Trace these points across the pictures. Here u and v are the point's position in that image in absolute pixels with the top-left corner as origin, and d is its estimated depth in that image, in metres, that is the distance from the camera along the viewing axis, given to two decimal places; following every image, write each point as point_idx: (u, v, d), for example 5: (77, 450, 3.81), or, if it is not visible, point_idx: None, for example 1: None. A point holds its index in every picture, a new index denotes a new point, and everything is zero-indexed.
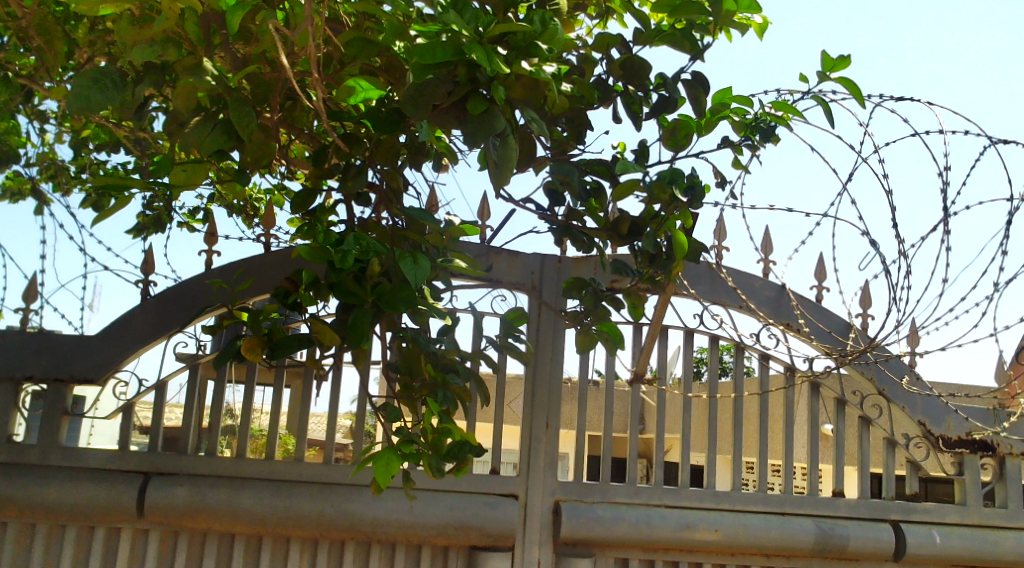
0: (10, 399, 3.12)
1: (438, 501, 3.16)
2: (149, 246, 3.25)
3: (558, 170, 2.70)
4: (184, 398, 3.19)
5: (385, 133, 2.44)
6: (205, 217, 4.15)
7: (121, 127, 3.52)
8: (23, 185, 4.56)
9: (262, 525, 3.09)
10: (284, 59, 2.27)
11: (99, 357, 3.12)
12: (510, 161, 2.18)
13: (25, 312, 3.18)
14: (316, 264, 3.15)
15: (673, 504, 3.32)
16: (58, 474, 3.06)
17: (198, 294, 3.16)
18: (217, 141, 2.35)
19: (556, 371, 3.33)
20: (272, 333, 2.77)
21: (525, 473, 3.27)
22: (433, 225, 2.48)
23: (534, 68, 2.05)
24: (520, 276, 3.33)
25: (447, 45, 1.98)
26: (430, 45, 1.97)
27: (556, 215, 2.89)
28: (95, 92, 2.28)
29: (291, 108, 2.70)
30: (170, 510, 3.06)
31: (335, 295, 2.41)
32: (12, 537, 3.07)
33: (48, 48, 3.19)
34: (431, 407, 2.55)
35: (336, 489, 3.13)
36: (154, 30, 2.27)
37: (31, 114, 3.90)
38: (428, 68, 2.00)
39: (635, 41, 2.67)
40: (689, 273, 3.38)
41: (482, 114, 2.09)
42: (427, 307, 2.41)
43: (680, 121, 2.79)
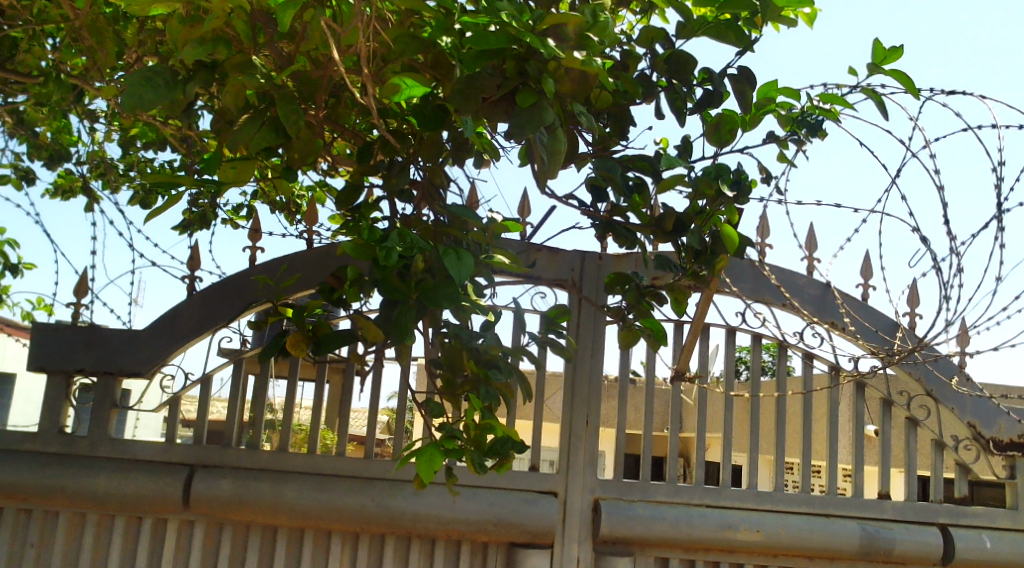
0: (62, 390, 3.19)
1: (478, 497, 3.17)
2: (194, 242, 3.30)
3: (601, 166, 2.69)
4: (229, 392, 3.24)
5: (430, 130, 2.48)
6: (249, 214, 4.23)
7: (168, 126, 3.61)
8: (74, 184, 4.69)
9: (304, 518, 3.13)
10: (334, 57, 2.30)
11: (147, 351, 3.18)
12: (558, 153, 2.18)
13: (76, 307, 3.25)
14: (359, 260, 3.18)
15: (714, 503, 3.29)
16: (107, 466, 3.13)
17: (244, 290, 3.20)
18: (264, 137, 2.37)
19: (595, 369, 3.33)
20: (316, 329, 2.80)
21: (564, 470, 3.26)
22: (476, 222, 2.52)
23: (583, 58, 2.06)
24: (561, 272, 3.32)
25: (505, 35, 2.02)
26: (483, 35, 2.02)
27: (599, 211, 2.88)
28: (148, 91, 2.32)
29: (335, 105, 2.74)
30: (215, 503, 3.11)
31: (380, 290, 2.42)
32: (63, 527, 3.15)
33: (100, 49, 3.29)
34: (474, 404, 2.57)
35: (379, 484, 3.16)
36: (204, 29, 2.31)
37: (82, 113, 4.01)
38: (483, 56, 2.06)
39: (678, 35, 2.67)
40: (732, 270, 3.35)
41: (531, 107, 2.11)
42: (471, 304, 2.39)
43: (724, 116, 2.77)
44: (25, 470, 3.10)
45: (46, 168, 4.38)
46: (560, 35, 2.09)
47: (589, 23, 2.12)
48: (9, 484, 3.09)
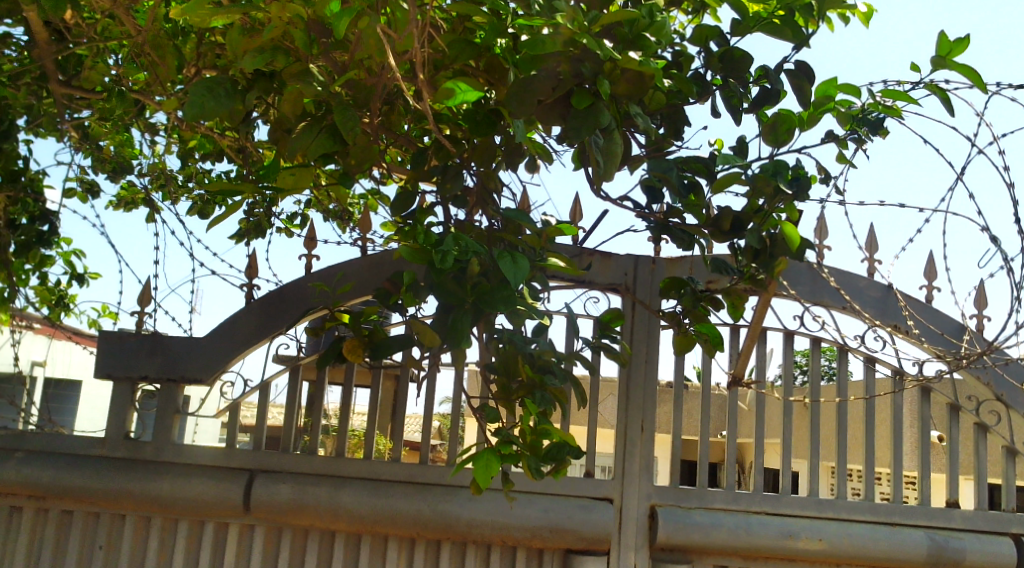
0: (127, 397, 3.27)
1: (534, 503, 3.16)
2: (252, 250, 3.35)
3: (655, 167, 2.67)
4: (287, 398, 3.28)
5: (482, 135, 2.49)
6: (304, 222, 4.30)
7: (225, 138, 3.71)
8: (136, 196, 4.81)
9: (361, 523, 3.15)
10: (390, 63, 2.32)
11: (207, 357, 3.23)
12: (613, 158, 2.16)
13: (140, 315, 3.33)
14: (415, 266, 3.20)
15: (774, 511, 3.23)
16: (170, 470, 3.19)
17: (302, 297, 3.24)
18: (323, 145, 2.40)
19: (650, 374, 3.30)
20: (373, 335, 2.83)
21: (620, 476, 3.24)
22: (530, 225, 2.54)
23: (639, 58, 2.06)
24: (614, 277, 3.29)
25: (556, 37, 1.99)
26: (534, 39, 2.01)
27: (654, 213, 2.85)
28: (211, 102, 2.37)
29: (389, 112, 2.77)
30: (275, 507, 3.15)
31: (437, 295, 2.43)
32: (129, 530, 3.22)
33: (161, 63, 3.38)
34: (529, 409, 2.59)
35: (436, 489, 3.17)
36: (263, 39, 2.35)
37: (143, 127, 4.13)
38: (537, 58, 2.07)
39: (733, 33, 2.64)
40: (789, 273, 3.29)
41: (587, 109, 2.12)
42: (527, 308, 2.40)
43: (781, 116, 2.72)
44: (92, 474, 3.17)
45: (110, 181, 4.51)
46: (615, 35, 2.12)
47: (645, 22, 2.10)
48: (77, 488, 3.17)
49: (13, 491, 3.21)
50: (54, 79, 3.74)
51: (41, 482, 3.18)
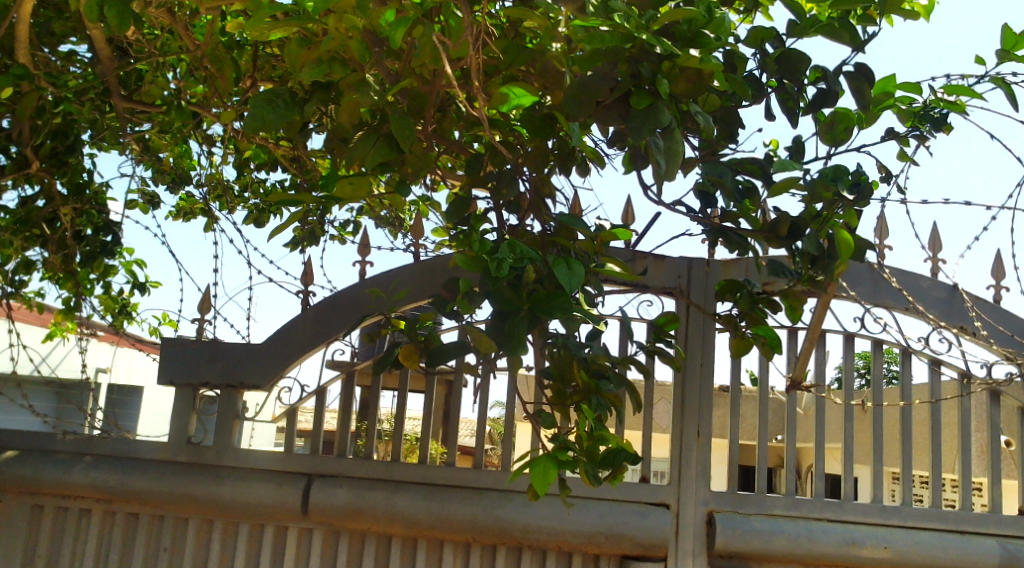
0: (189, 402, 3.34)
1: (590, 508, 3.14)
2: (308, 258, 3.40)
3: (710, 170, 2.63)
4: (343, 403, 3.32)
5: (538, 138, 2.49)
6: (356, 230, 4.36)
7: (280, 148, 3.85)
8: (195, 206, 4.92)
9: (418, 528, 3.17)
10: (445, 70, 2.34)
11: (266, 364, 3.28)
12: (676, 156, 2.15)
13: (200, 323, 3.39)
14: (470, 271, 3.21)
15: (836, 517, 3.17)
16: (230, 475, 3.24)
17: (358, 303, 3.27)
18: (380, 153, 2.42)
19: (706, 379, 3.26)
20: (427, 341, 2.85)
21: (676, 482, 3.20)
22: (584, 230, 2.51)
23: (701, 55, 2.03)
24: (668, 280, 3.26)
25: (620, 35, 2.01)
26: (599, 35, 2.00)
27: (708, 217, 2.80)
28: (271, 112, 2.40)
29: (441, 119, 2.79)
30: (334, 511, 3.18)
31: (492, 302, 2.42)
32: (193, 533, 3.29)
33: (220, 75, 3.45)
34: (584, 415, 2.57)
35: (492, 494, 3.17)
36: (322, 50, 2.39)
37: (201, 139, 4.23)
38: (596, 58, 2.08)
39: (789, 34, 2.60)
40: (849, 274, 3.22)
41: (647, 109, 2.10)
42: (583, 314, 2.38)
43: (839, 115, 2.68)
44: (157, 478, 3.24)
45: (169, 192, 4.61)
46: (675, 34, 2.11)
47: (704, 19, 2.09)
48: (142, 491, 3.24)
49: (81, 494, 3.29)
50: (117, 94, 3.84)
51: (108, 486, 3.26)
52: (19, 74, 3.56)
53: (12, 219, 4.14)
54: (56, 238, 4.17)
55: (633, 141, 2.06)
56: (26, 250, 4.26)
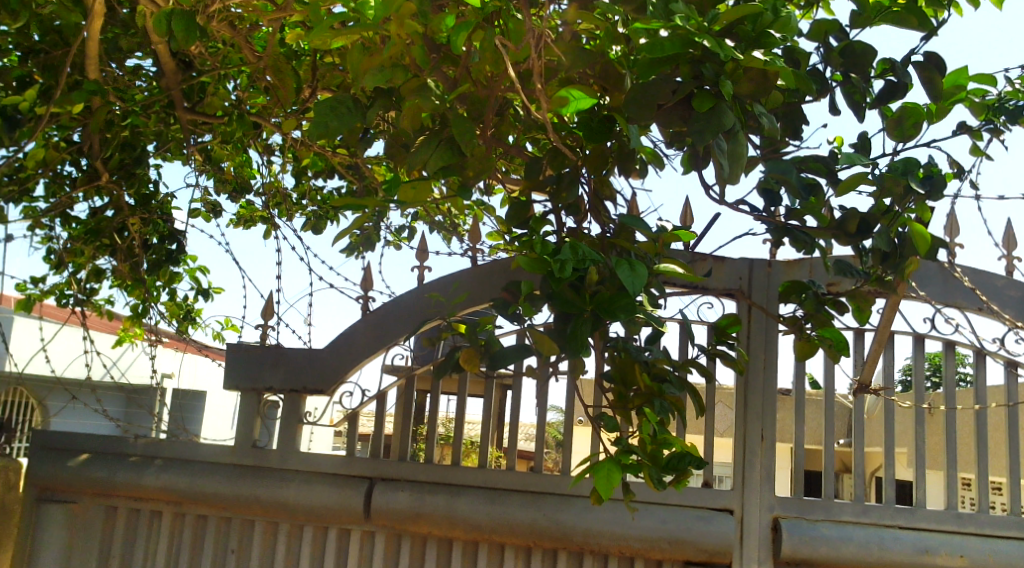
0: (254, 407, 3.38)
1: (653, 513, 3.11)
2: (368, 263, 3.43)
3: (773, 169, 2.58)
4: (403, 408, 3.33)
5: (596, 142, 2.47)
6: (412, 234, 4.39)
7: (338, 156, 3.89)
8: (255, 214, 5.00)
9: (478, 532, 3.17)
10: (508, 73, 2.34)
11: (328, 369, 3.32)
12: (741, 158, 2.10)
13: (264, 328, 3.45)
14: (531, 274, 3.19)
15: (907, 525, 3.08)
16: (294, 478, 3.29)
17: (418, 307, 3.28)
18: (442, 157, 2.43)
19: (769, 382, 3.19)
20: (489, 345, 2.85)
21: (740, 487, 3.15)
22: (645, 231, 2.49)
23: (764, 58, 2.01)
24: (728, 281, 3.20)
25: (680, 40, 1.98)
26: (656, 42, 1.99)
27: (773, 216, 2.75)
28: (334, 120, 2.43)
29: (500, 122, 2.79)
30: (395, 515, 3.20)
31: (554, 305, 2.41)
32: (259, 535, 3.34)
33: (281, 86, 3.49)
34: (649, 418, 2.55)
35: (553, 499, 3.15)
36: (384, 57, 2.41)
37: (261, 149, 4.32)
38: (656, 65, 2.07)
39: (852, 26, 2.56)
40: (918, 274, 3.14)
41: (709, 111, 2.06)
42: (647, 317, 2.37)
43: (907, 110, 2.61)
44: (224, 481, 3.30)
45: (231, 201, 4.70)
46: (738, 34, 2.06)
47: (769, 18, 2.06)
48: (211, 493, 3.31)
49: (152, 496, 3.37)
50: (181, 106, 3.96)
51: (178, 488, 3.33)
52: (91, 90, 3.55)
53: (83, 230, 4.25)
54: (125, 247, 4.28)
55: (696, 144, 2.03)
56: (97, 259, 4.38)
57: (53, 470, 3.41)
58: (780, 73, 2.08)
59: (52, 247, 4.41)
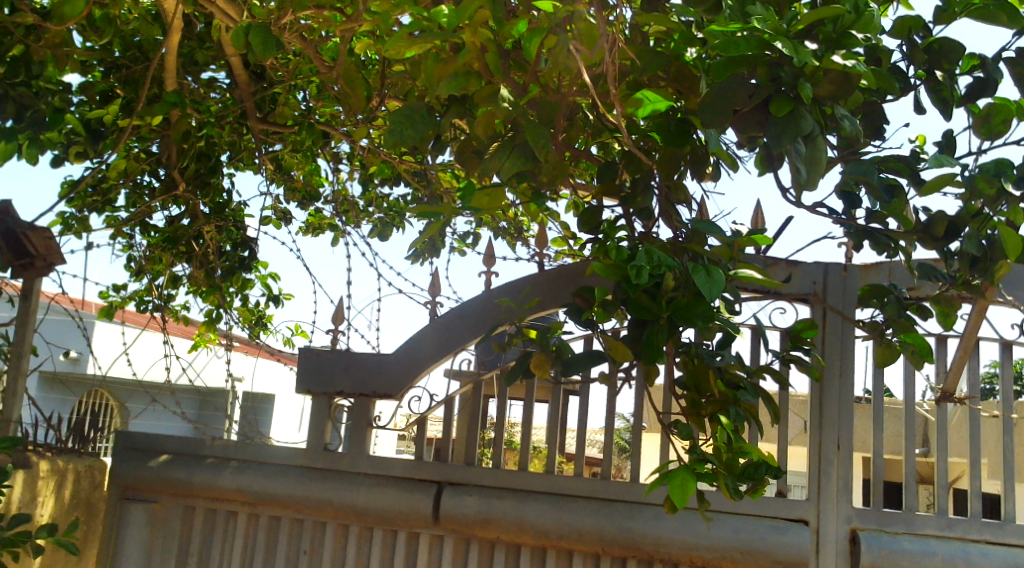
0: (324, 411, 3.41)
1: (725, 522, 3.05)
2: (436, 269, 3.44)
3: (854, 170, 2.51)
4: (471, 413, 3.33)
5: (675, 147, 2.42)
6: (476, 240, 4.41)
7: (406, 164, 3.93)
8: (323, 221, 5.08)
9: (547, 538, 3.15)
10: (583, 77, 2.31)
11: (397, 374, 3.33)
12: (817, 163, 2.05)
13: (335, 334, 3.49)
14: (601, 280, 3.16)
15: (993, 540, 2.97)
16: (364, 482, 3.32)
17: (486, 313, 3.28)
18: (515, 164, 2.41)
19: (846, 389, 3.10)
20: (560, 350, 2.82)
21: (815, 497, 3.06)
22: (720, 235, 2.44)
23: (844, 61, 1.96)
24: (802, 286, 3.13)
25: (757, 42, 1.94)
26: (732, 43, 1.94)
27: (853, 219, 2.67)
28: (408, 128, 2.44)
29: (570, 127, 2.77)
30: (464, 519, 3.21)
31: (629, 311, 2.38)
32: (330, 537, 3.38)
33: (353, 95, 3.53)
34: (724, 426, 2.48)
35: (623, 507, 3.11)
36: (457, 65, 2.41)
37: (330, 157, 4.40)
38: (733, 65, 2.02)
39: (937, 22, 2.48)
40: (1005, 278, 3.02)
41: (787, 115, 2.03)
42: (723, 323, 2.34)
43: (996, 107, 2.51)
44: (296, 484, 3.35)
45: (301, 208, 4.79)
46: (818, 36, 2.00)
47: (851, 18, 1.99)
48: (284, 495, 3.36)
49: (228, 496, 3.44)
50: (253, 117, 4.05)
51: (253, 490, 3.39)
52: (172, 102, 3.58)
53: (162, 238, 4.36)
54: (201, 254, 4.38)
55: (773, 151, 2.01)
56: (174, 266, 4.49)
57: (136, 470, 3.51)
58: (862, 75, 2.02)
59: (133, 255, 4.53)
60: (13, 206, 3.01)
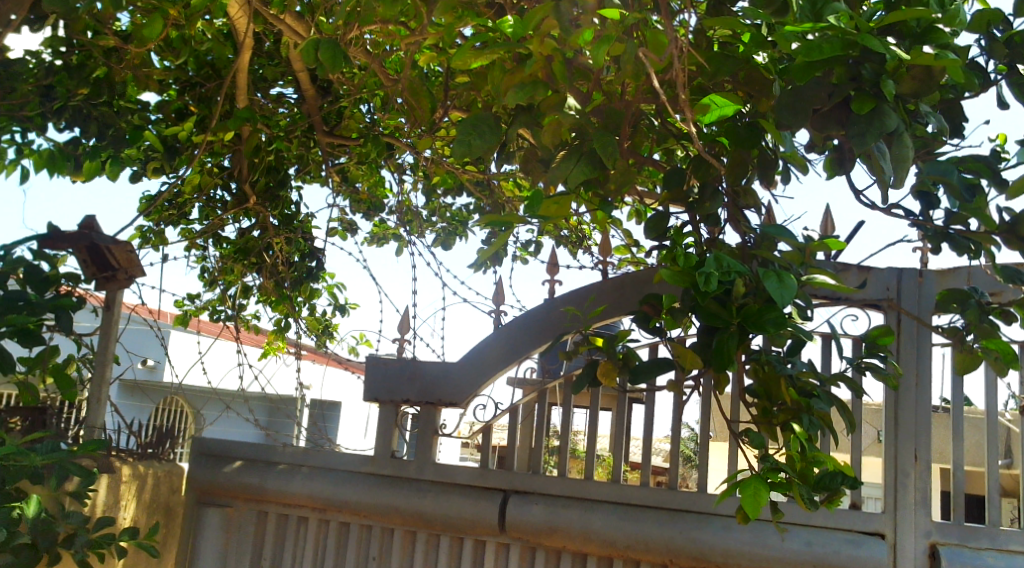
0: (391, 418, 3.46)
1: (798, 534, 2.99)
2: (500, 278, 3.46)
3: (932, 170, 2.44)
4: (537, 422, 3.33)
5: (745, 150, 2.39)
6: (538, 249, 4.42)
7: (469, 173, 3.96)
8: (387, 232, 5.15)
9: (614, 548, 3.13)
10: (652, 84, 2.30)
11: (463, 382, 3.35)
12: (906, 163, 2.00)
13: (401, 342, 3.53)
14: (667, 287, 3.13)
15: None
16: (431, 489, 3.34)
17: (552, 321, 3.28)
18: (583, 172, 2.41)
19: (923, 399, 3.01)
20: (626, 358, 2.82)
21: (892, 510, 2.98)
22: (791, 240, 2.40)
23: (934, 53, 1.92)
24: (875, 292, 3.06)
25: (837, 40, 1.91)
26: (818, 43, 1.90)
27: (931, 221, 2.59)
28: (476, 138, 2.46)
29: (636, 133, 2.76)
30: (530, 527, 3.21)
31: (698, 318, 2.36)
32: (398, 543, 3.42)
33: (418, 106, 3.58)
34: (797, 435, 2.43)
35: (692, 517, 3.08)
36: (525, 75, 2.42)
37: (394, 168, 4.47)
38: (811, 67, 1.99)
39: (1017, 15, 2.41)
40: None
41: (870, 113, 1.98)
42: (796, 329, 2.29)
43: None
44: (366, 491, 3.40)
45: (366, 219, 4.86)
46: (903, 31, 2.00)
47: (936, 13, 1.99)
48: (353, 501, 3.41)
49: (299, 502, 3.51)
50: (320, 130, 4.14)
51: (324, 496, 3.45)
52: (245, 116, 3.68)
53: (234, 249, 4.51)
54: (271, 264, 4.48)
55: (857, 149, 1.95)
56: (245, 276, 4.60)
57: (211, 475, 3.60)
58: (946, 71, 1.96)
59: (206, 266, 4.66)
60: (96, 222, 3.10)
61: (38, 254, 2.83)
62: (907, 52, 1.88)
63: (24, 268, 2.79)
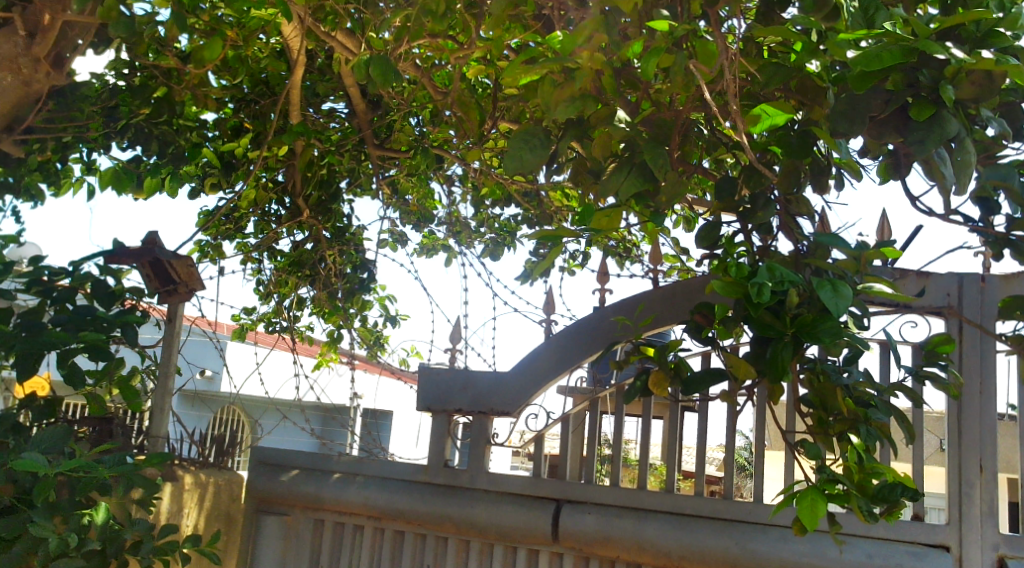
0: (444, 428, 3.49)
1: (857, 546, 2.95)
2: (551, 287, 3.48)
3: (993, 174, 2.41)
4: (590, 431, 3.33)
5: (797, 159, 2.40)
6: (586, 258, 4.43)
7: (517, 183, 4.00)
8: (437, 243, 5.21)
9: (668, 559, 3.12)
10: (703, 94, 2.30)
11: (514, 391, 3.37)
12: (968, 168, 1.98)
13: (453, 352, 3.57)
14: (719, 296, 3.12)
15: None
16: (485, 498, 3.37)
17: (602, 329, 3.29)
18: (633, 183, 2.43)
19: (986, 408, 2.95)
20: (677, 368, 2.82)
21: (954, 521, 2.92)
22: (844, 248, 2.38)
23: (994, 56, 1.89)
24: (935, 299, 3.01)
25: (897, 48, 1.89)
26: (876, 50, 1.89)
27: (991, 226, 2.55)
28: (527, 152, 2.49)
29: (685, 142, 2.76)
30: (584, 537, 3.22)
31: (752, 328, 2.35)
32: (452, 552, 3.44)
33: (467, 119, 3.64)
34: (855, 445, 2.41)
35: (749, 528, 3.05)
36: (574, 88, 2.44)
37: (443, 180, 4.53)
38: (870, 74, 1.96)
39: None
40: None
41: (929, 118, 1.97)
42: (852, 339, 2.27)
43: None
44: (420, 500, 3.44)
45: (416, 231, 4.92)
46: (962, 36, 1.97)
47: (995, 18, 1.97)
48: (407, 510, 3.45)
49: (355, 511, 3.56)
50: (370, 144, 4.22)
51: (379, 505, 3.49)
52: (299, 132, 3.76)
53: (287, 262, 4.58)
54: (325, 276, 4.56)
55: (917, 155, 1.95)
56: (299, 288, 4.69)
57: (269, 484, 3.67)
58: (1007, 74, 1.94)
59: (262, 279, 4.76)
60: (158, 238, 3.19)
61: (105, 269, 2.93)
62: (967, 57, 1.87)
63: (91, 282, 2.89)
